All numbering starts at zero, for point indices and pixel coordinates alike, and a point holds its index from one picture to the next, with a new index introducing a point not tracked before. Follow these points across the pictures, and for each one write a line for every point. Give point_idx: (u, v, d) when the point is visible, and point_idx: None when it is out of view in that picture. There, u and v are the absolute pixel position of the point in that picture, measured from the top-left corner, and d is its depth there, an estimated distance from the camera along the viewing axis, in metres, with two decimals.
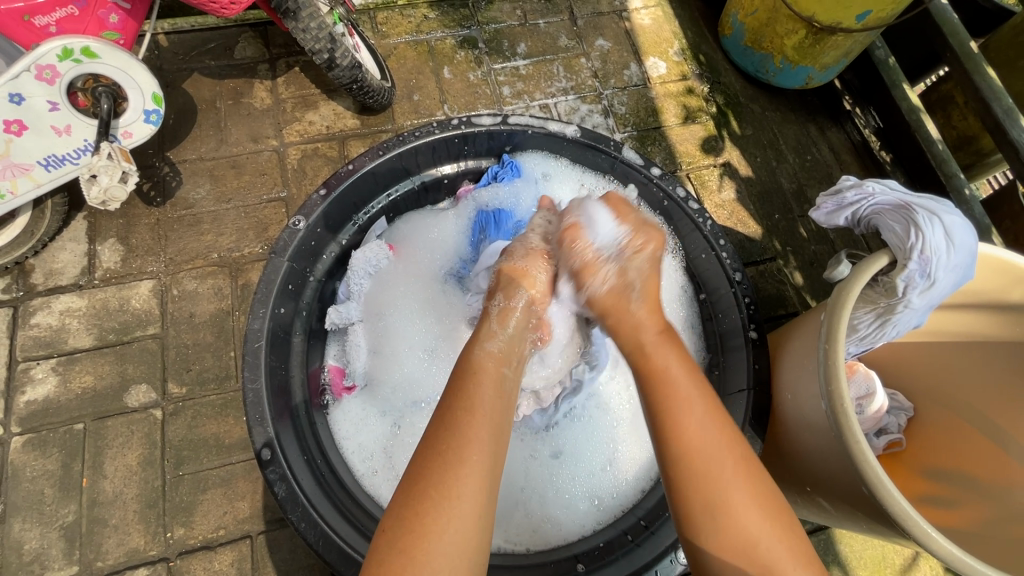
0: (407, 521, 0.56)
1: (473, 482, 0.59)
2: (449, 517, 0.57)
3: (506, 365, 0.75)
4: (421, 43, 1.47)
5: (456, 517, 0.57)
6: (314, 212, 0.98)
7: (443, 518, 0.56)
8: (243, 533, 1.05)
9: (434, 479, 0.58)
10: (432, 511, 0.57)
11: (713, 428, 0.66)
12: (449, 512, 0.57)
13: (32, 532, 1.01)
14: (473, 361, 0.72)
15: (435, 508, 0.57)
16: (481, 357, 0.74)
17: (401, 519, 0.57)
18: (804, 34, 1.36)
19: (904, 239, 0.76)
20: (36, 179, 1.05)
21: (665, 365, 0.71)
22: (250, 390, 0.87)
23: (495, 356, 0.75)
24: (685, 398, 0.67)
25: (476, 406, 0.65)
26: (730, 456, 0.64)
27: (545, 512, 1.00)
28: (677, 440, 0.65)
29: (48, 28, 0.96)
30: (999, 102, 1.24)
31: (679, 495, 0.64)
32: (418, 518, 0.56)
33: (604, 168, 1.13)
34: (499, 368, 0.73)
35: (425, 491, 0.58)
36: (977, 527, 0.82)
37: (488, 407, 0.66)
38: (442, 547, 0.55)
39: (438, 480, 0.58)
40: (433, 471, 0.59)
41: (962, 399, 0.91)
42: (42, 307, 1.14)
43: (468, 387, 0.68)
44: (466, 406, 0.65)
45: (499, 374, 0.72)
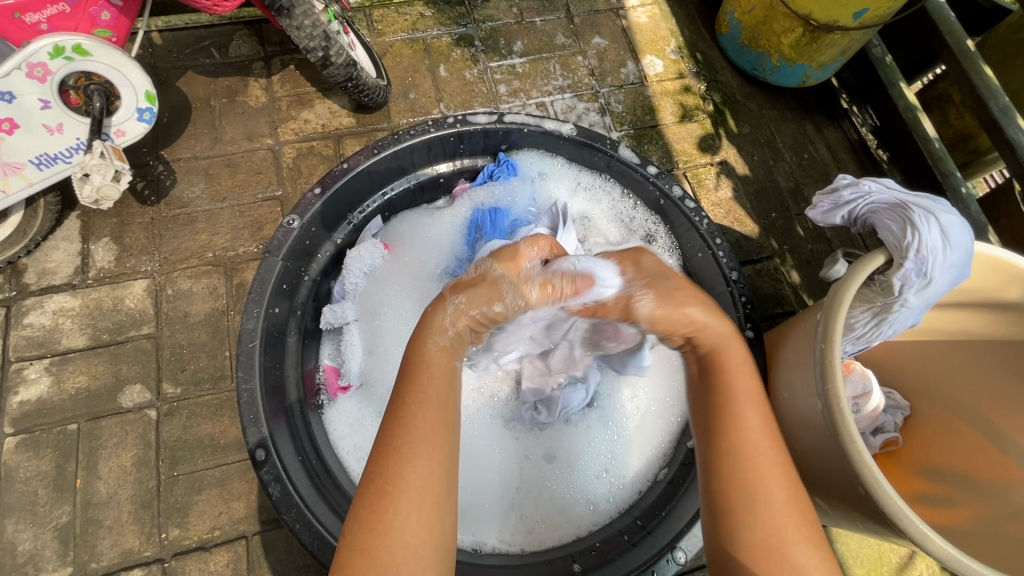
0: (367, 519, 0.56)
1: (427, 474, 0.59)
2: (406, 513, 0.56)
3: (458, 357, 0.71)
4: (417, 41, 1.46)
5: (413, 511, 0.56)
6: (309, 211, 0.98)
7: (400, 515, 0.56)
8: (239, 534, 1.04)
9: (390, 474, 0.58)
10: (389, 508, 0.56)
11: (763, 433, 0.64)
12: (403, 507, 0.56)
13: (26, 533, 1.00)
14: (421, 353, 0.69)
15: (391, 504, 0.56)
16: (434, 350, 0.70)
17: (358, 517, 0.57)
18: (801, 32, 1.35)
19: (901, 238, 0.76)
20: (28, 177, 1.05)
21: (725, 373, 0.69)
22: (244, 390, 0.86)
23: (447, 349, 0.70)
24: (739, 400, 0.67)
25: (428, 397, 0.63)
26: (778, 459, 0.63)
27: (542, 513, 0.99)
28: (729, 438, 0.64)
29: (39, 26, 0.95)
30: (995, 100, 1.24)
31: (717, 495, 0.62)
32: (377, 515, 0.56)
33: (601, 167, 1.13)
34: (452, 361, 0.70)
35: (382, 489, 0.57)
36: (974, 526, 0.81)
37: (438, 393, 0.64)
38: (404, 541, 0.55)
39: (390, 475, 0.58)
40: (390, 467, 0.58)
41: (959, 398, 0.91)
42: (35, 307, 1.13)
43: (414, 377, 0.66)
44: (416, 399, 0.63)
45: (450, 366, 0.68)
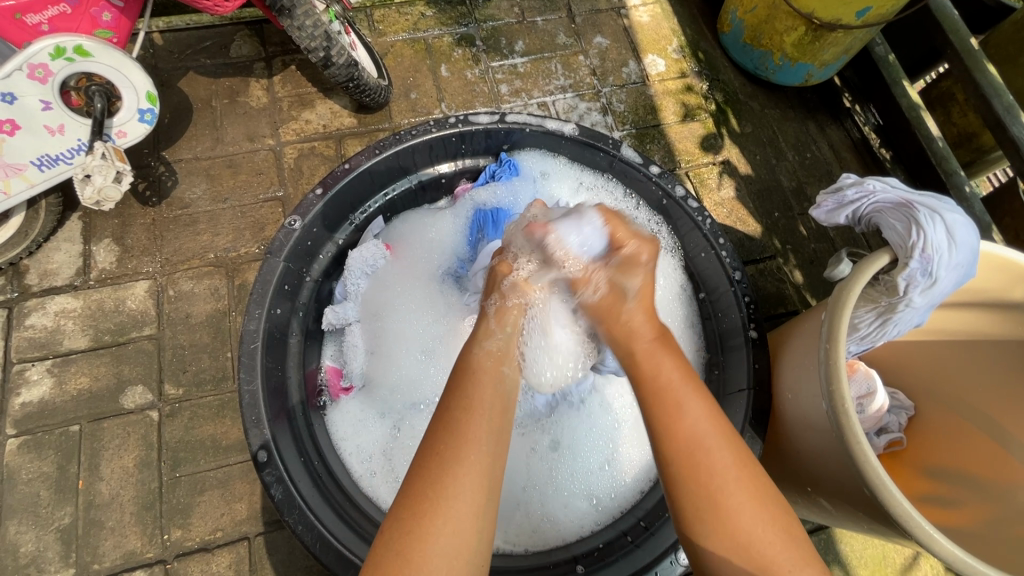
0: (406, 521, 0.57)
1: (472, 482, 0.59)
2: (447, 518, 0.56)
3: (505, 364, 0.75)
4: (418, 41, 1.46)
5: (456, 519, 0.57)
6: (311, 212, 0.97)
7: (441, 519, 0.56)
8: (241, 535, 1.04)
9: (433, 481, 0.58)
10: (431, 512, 0.57)
11: (712, 433, 0.65)
12: (445, 512, 0.57)
13: (28, 535, 1.00)
14: (472, 361, 0.72)
15: (432, 509, 0.57)
16: (479, 356, 0.73)
17: (399, 519, 0.57)
18: (804, 30, 1.35)
19: (905, 238, 0.76)
20: (30, 178, 1.04)
21: (663, 375, 0.69)
22: (246, 392, 0.86)
23: (493, 354, 0.74)
24: (683, 402, 0.66)
25: (474, 405, 0.65)
26: (732, 460, 0.63)
27: (545, 512, 0.99)
28: (677, 445, 0.64)
29: (40, 27, 0.95)
30: (999, 99, 1.23)
31: (681, 503, 0.62)
32: (416, 518, 0.56)
33: (602, 167, 1.13)
34: (498, 368, 0.72)
35: (423, 492, 0.58)
36: (978, 527, 0.81)
37: (487, 406, 0.66)
38: (440, 547, 0.55)
39: (435, 480, 0.58)
40: (431, 471, 0.59)
41: (963, 399, 0.91)
42: (37, 308, 1.13)
43: (466, 389, 0.67)
44: (463, 406, 0.65)
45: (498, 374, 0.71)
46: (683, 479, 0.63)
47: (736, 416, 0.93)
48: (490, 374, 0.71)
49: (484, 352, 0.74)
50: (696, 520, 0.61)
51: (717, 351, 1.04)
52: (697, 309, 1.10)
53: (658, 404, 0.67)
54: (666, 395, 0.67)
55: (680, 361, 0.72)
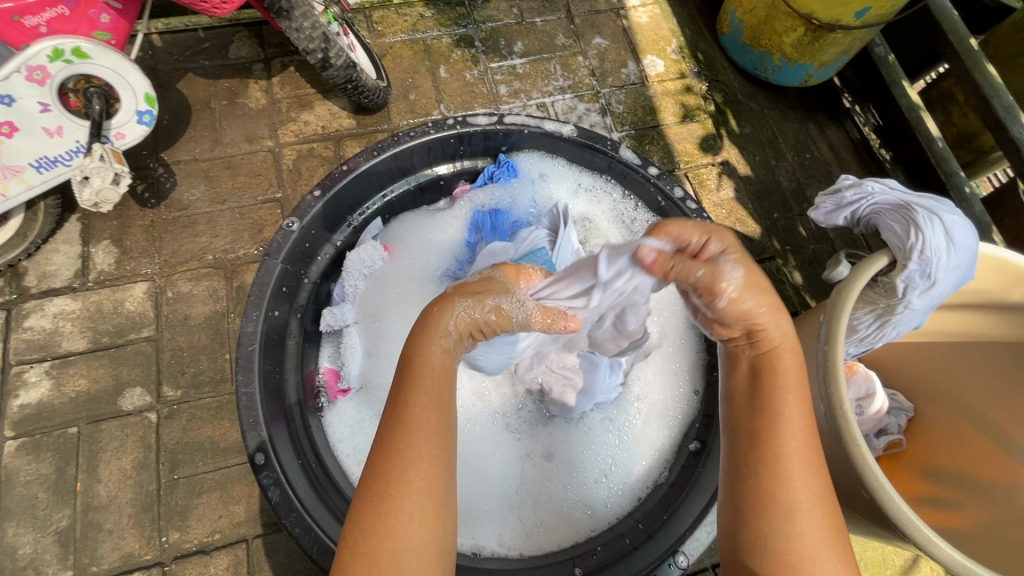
0: (369, 522, 0.54)
1: (428, 473, 0.56)
2: (409, 515, 0.54)
3: (458, 360, 0.68)
4: (417, 42, 1.46)
5: (416, 513, 0.54)
6: (309, 213, 0.97)
7: (402, 515, 0.54)
8: (239, 538, 1.04)
9: (394, 479, 0.55)
10: (392, 509, 0.54)
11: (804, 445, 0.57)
12: (406, 508, 0.54)
13: (26, 537, 1.00)
14: (416, 356, 0.65)
15: (393, 505, 0.54)
16: (436, 353, 0.66)
17: (361, 520, 0.54)
18: (803, 31, 1.35)
19: (904, 239, 0.76)
20: (28, 180, 1.04)
21: (768, 377, 0.61)
22: (244, 393, 0.86)
23: (450, 351, 0.67)
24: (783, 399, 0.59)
25: (428, 393, 0.61)
26: (817, 467, 0.57)
27: (540, 516, 0.99)
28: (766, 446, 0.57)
29: (38, 29, 0.95)
30: (999, 99, 1.23)
31: (754, 502, 0.55)
32: (378, 517, 0.54)
33: (602, 168, 1.13)
34: (452, 357, 0.67)
35: (384, 490, 0.55)
36: (978, 530, 0.81)
37: (439, 392, 0.62)
38: (407, 542, 0.53)
39: (390, 476, 0.55)
40: (387, 466, 0.56)
41: (963, 400, 0.91)
42: (35, 310, 1.13)
43: (413, 376, 0.63)
44: (414, 396, 0.61)
45: (450, 362, 0.66)
46: (757, 480, 0.56)
47: None
48: (439, 367, 0.65)
49: (441, 349, 0.67)
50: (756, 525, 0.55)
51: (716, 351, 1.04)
52: None
53: (763, 396, 0.60)
54: (774, 394, 0.60)
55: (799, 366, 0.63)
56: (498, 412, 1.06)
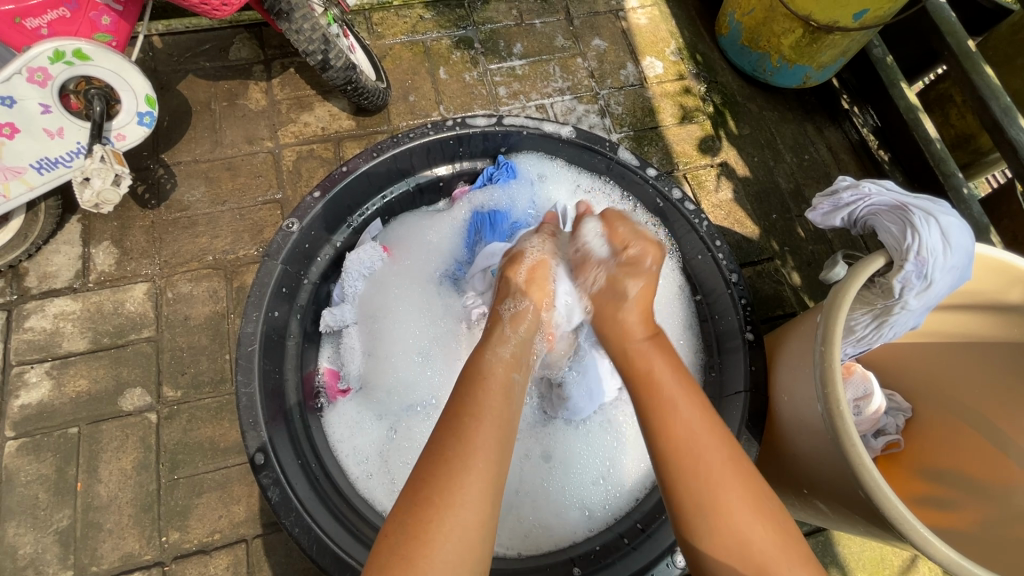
0: (412, 528, 0.56)
1: (477, 487, 0.59)
2: (450, 523, 0.56)
3: (516, 371, 0.74)
4: (417, 43, 1.46)
5: (458, 526, 0.57)
6: (309, 214, 0.98)
7: (445, 525, 0.56)
8: (239, 537, 1.04)
9: (438, 488, 0.58)
10: (437, 519, 0.57)
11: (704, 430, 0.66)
12: (451, 518, 0.57)
13: (26, 537, 1.00)
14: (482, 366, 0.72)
15: (439, 515, 0.57)
16: (492, 363, 0.73)
17: (404, 527, 0.57)
18: (801, 33, 1.35)
19: (900, 240, 0.76)
20: (29, 182, 1.05)
21: (651, 371, 0.72)
22: (244, 394, 0.86)
23: (506, 362, 0.73)
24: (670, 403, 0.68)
25: (483, 410, 0.65)
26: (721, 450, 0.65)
27: (538, 517, 0.99)
28: (666, 437, 0.66)
29: (39, 31, 0.95)
30: (996, 100, 1.24)
31: (678, 498, 0.63)
32: (422, 525, 0.56)
33: (600, 170, 1.13)
34: (510, 375, 0.72)
35: (431, 497, 0.58)
36: (976, 530, 0.81)
37: (495, 413, 0.66)
38: (444, 553, 0.55)
39: (442, 487, 0.58)
40: (440, 476, 0.59)
41: (960, 401, 0.91)
42: (36, 311, 1.13)
43: (472, 397, 0.67)
44: (473, 411, 0.65)
45: (508, 380, 0.71)
46: (675, 468, 0.64)
47: (734, 418, 0.92)
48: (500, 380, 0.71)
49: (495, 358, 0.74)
50: (685, 505, 0.62)
51: (713, 353, 1.03)
52: (694, 311, 1.09)
53: (651, 403, 0.69)
54: (656, 394, 0.69)
55: (672, 360, 0.74)
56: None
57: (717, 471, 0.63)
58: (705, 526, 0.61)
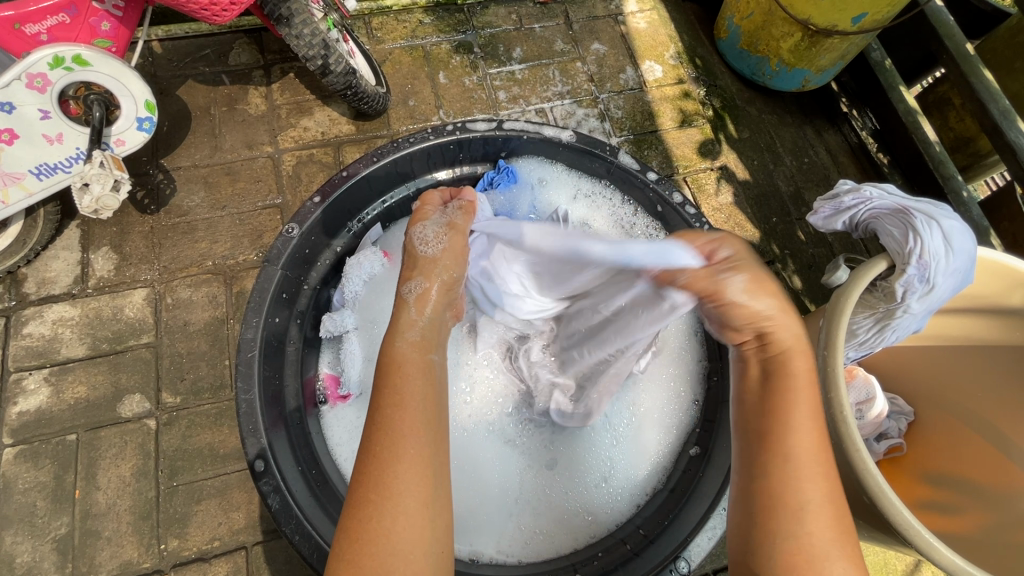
0: (354, 530, 0.53)
1: (413, 476, 0.55)
2: (397, 518, 0.53)
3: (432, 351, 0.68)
4: (417, 48, 1.47)
5: (404, 517, 0.53)
6: (308, 219, 0.97)
7: (388, 521, 0.53)
8: (238, 545, 1.03)
9: (374, 484, 0.54)
10: (377, 515, 0.53)
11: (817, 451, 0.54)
12: (393, 512, 0.53)
13: (24, 545, 0.99)
14: (394, 354, 0.65)
15: (378, 510, 0.53)
16: (403, 349, 0.66)
17: (347, 524, 0.54)
18: (800, 36, 1.35)
19: (904, 244, 0.76)
20: (28, 187, 1.05)
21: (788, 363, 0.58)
22: (243, 400, 0.86)
23: (418, 345, 0.67)
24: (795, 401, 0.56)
25: (404, 395, 0.60)
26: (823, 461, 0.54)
27: (540, 523, 0.99)
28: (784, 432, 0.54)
29: (39, 36, 0.95)
30: (995, 104, 1.24)
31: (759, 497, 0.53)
32: (364, 523, 0.53)
33: (601, 174, 1.13)
34: (426, 356, 0.66)
35: (367, 495, 0.54)
36: (981, 536, 0.81)
37: (420, 398, 0.61)
38: (395, 547, 0.51)
39: (378, 482, 0.54)
40: (372, 471, 0.55)
41: (962, 406, 0.91)
42: (34, 317, 1.13)
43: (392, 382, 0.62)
44: (393, 400, 0.60)
45: (425, 363, 0.65)
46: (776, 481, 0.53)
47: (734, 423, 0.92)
48: (417, 364, 0.65)
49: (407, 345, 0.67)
50: (767, 527, 0.52)
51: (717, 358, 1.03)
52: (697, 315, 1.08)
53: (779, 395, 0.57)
54: (788, 394, 0.56)
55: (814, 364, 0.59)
56: (501, 431, 1.04)
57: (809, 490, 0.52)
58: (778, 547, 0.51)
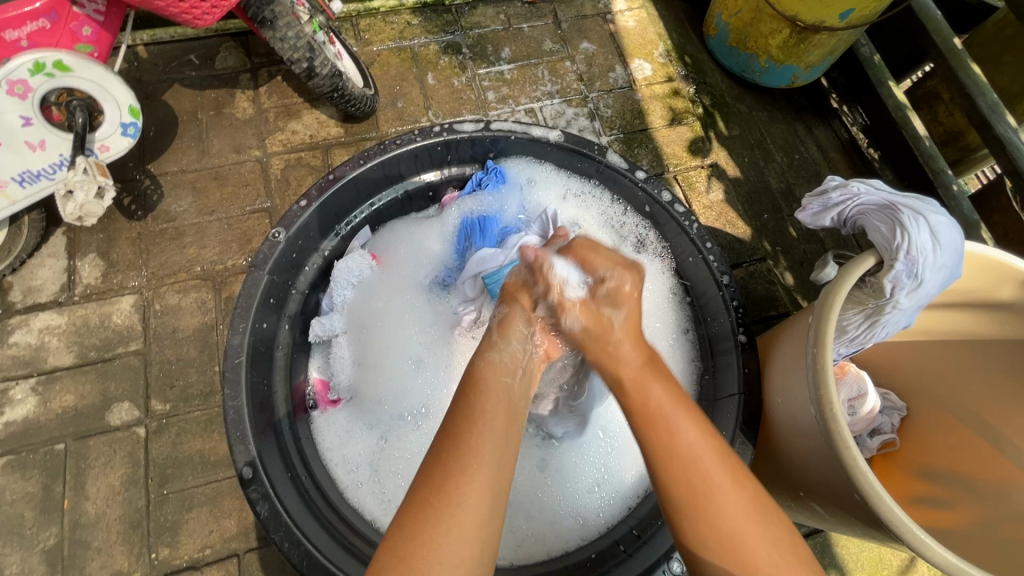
0: (409, 531, 0.54)
1: (477, 490, 0.57)
2: (449, 528, 0.54)
3: (508, 375, 0.71)
4: (404, 49, 1.46)
5: (458, 527, 0.54)
6: (294, 223, 0.96)
7: (443, 528, 0.54)
8: (230, 552, 1.02)
9: (436, 489, 0.56)
10: (435, 519, 0.55)
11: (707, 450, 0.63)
12: (449, 522, 0.55)
13: (13, 557, 0.98)
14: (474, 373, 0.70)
15: (437, 517, 0.55)
16: (481, 369, 0.70)
17: (402, 526, 0.55)
18: (788, 33, 1.35)
19: (890, 240, 0.76)
20: (11, 195, 1.04)
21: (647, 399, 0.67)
22: (231, 407, 0.85)
23: (493, 368, 0.71)
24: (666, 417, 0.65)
25: (477, 415, 0.63)
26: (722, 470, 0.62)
27: (531, 527, 0.98)
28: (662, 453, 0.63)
29: (19, 42, 0.93)
30: (984, 98, 1.24)
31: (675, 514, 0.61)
32: (420, 527, 0.54)
33: (590, 174, 1.12)
34: (500, 380, 0.70)
35: (427, 500, 0.56)
36: (971, 530, 0.81)
37: (491, 419, 0.63)
38: (444, 555, 0.53)
39: (440, 489, 0.56)
40: (436, 479, 0.57)
41: (953, 400, 0.90)
42: (21, 326, 1.12)
43: (471, 403, 0.65)
44: (468, 415, 0.63)
45: (501, 388, 0.68)
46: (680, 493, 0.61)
47: (727, 423, 0.92)
48: (495, 386, 0.68)
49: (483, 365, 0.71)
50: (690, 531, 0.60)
51: (707, 355, 1.03)
52: (686, 314, 1.08)
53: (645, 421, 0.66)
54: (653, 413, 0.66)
55: (669, 385, 0.69)
56: None
57: (714, 474, 0.61)
58: (696, 531, 0.59)
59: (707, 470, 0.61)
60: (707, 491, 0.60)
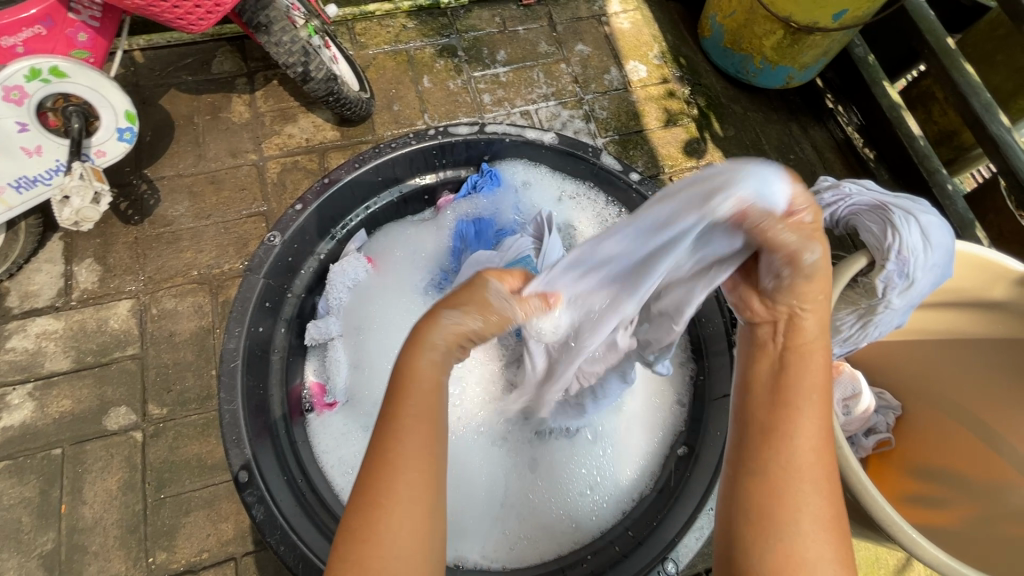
0: (354, 536, 0.50)
1: (413, 487, 0.52)
2: (396, 528, 0.50)
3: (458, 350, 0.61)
4: (400, 53, 1.46)
5: (403, 526, 0.50)
6: (290, 226, 0.98)
7: (387, 529, 0.50)
8: (227, 556, 1.03)
9: (379, 488, 0.51)
10: (381, 521, 0.51)
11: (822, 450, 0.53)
12: (394, 518, 0.50)
13: (10, 562, 0.98)
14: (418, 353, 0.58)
15: (380, 517, 0.51)
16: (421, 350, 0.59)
17: (347, 528, 0.51)
18: (782, 34, 1.36)
19: (881, 240, 0.76)
20: (7, 201, 1.04)
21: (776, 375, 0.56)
22: (227, 410, 0.85)
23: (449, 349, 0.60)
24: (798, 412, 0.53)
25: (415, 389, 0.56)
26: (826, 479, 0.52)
27: (523, 529, 0.98)
28: (779, 441, 0.52)
29: (14, 49, 0.93)
30: (976, 97, 1.25)
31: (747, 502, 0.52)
32: (365, 528, 0.50)
33: (585, 176, 1.13)
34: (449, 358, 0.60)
35: (371, 503, 0.51)
36: (966, 529, 0.81)
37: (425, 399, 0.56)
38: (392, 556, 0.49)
39: (380, 489, 0.51)
40: (376, 475, 0.52)
41: (948, 399, 0.91)
42: (17, 331, 1.12)
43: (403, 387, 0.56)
44: (397, 407, 0.54)
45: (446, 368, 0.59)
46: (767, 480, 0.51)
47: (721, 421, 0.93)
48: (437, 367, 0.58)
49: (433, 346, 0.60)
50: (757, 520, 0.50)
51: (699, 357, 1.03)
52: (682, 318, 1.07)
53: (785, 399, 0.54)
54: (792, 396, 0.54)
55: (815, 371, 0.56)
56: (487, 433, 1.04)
57: (808, 479, 0.51)
58: (762, 539, 0.50)
59: (804, 474, 0.51)
60: (789, 492, 0.50)
